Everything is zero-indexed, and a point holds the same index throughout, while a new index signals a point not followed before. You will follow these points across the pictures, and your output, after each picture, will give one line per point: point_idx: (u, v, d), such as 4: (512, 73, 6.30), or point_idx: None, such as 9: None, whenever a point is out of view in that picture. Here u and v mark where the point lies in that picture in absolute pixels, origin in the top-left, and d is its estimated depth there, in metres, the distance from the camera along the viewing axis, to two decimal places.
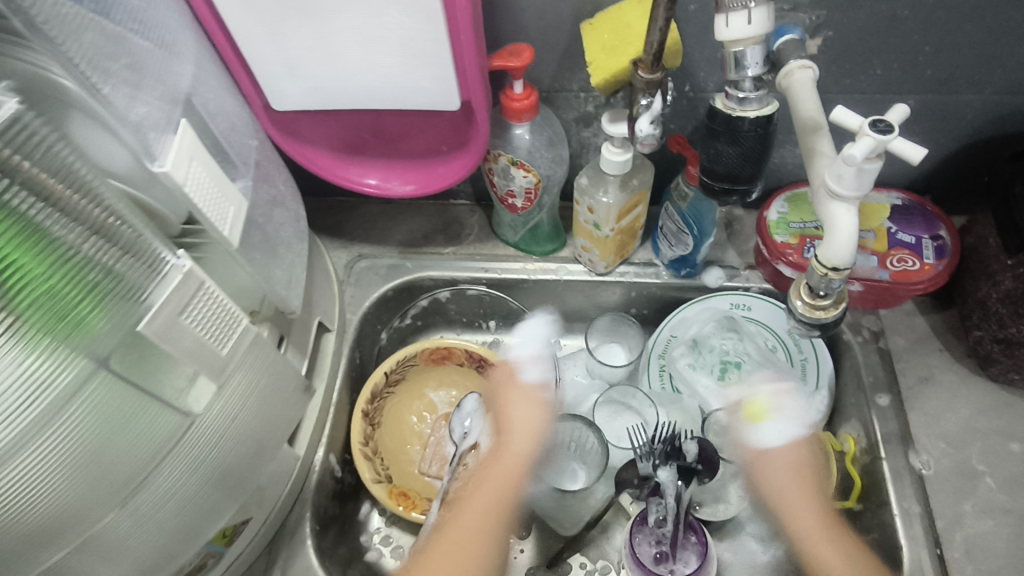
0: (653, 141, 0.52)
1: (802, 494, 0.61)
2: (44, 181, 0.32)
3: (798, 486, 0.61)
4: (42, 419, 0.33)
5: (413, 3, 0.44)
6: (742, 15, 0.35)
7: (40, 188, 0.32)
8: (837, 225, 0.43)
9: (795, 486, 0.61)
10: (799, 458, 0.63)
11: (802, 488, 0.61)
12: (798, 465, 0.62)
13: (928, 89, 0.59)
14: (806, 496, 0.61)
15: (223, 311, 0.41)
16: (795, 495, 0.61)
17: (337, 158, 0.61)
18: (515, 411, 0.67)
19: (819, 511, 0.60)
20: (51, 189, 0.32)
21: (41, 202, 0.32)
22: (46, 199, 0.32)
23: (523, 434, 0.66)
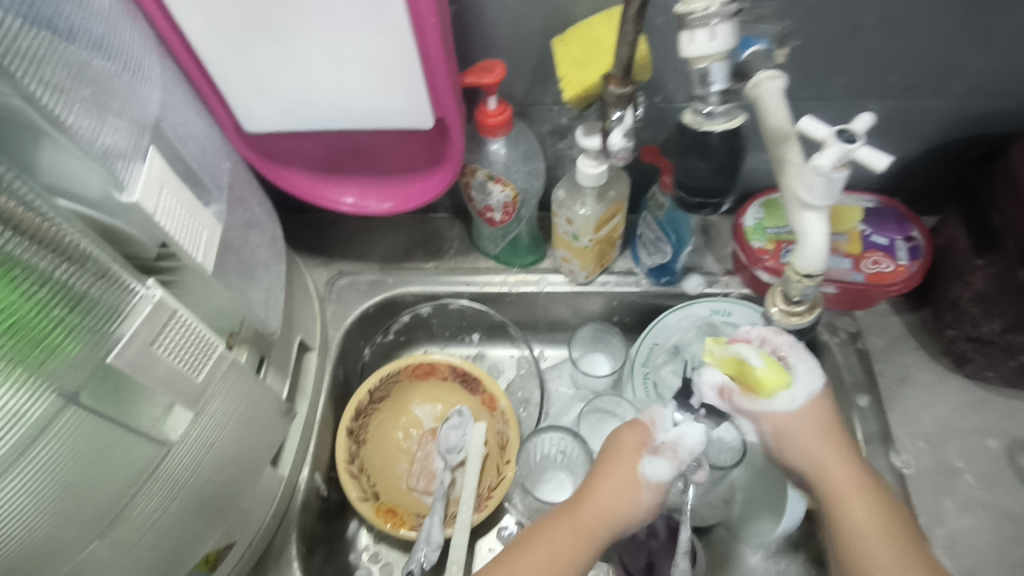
0: (627, 153, 0.53)
1: (833, 459, 0.47)
2: (14, 211, 0.32)
3: (823, 446, 0.47)
4: (8, 457, 0.32)
5: (382, 23, 0.44)
6: (705, 32, 0.36)
7: (6, 216, 0.31)
8: (809, 235, 0.44)
9: (821, 445, 0.47)
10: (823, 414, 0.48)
11: (831, 450, 0.47)
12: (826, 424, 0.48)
13: (894, 95, 0.60)
14: (834, 458, 0.47)
15: (197, 338, 0.40)
16: (824, 458, 0.47)
17: (315, 178, 0.61)
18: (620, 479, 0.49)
19: (852, 478, 0.46)
20: (18, 217, 0.32)
21: (11, 232, 0.32)
22: (15, 228, 0.32)
23: (623, 505, 0.49)
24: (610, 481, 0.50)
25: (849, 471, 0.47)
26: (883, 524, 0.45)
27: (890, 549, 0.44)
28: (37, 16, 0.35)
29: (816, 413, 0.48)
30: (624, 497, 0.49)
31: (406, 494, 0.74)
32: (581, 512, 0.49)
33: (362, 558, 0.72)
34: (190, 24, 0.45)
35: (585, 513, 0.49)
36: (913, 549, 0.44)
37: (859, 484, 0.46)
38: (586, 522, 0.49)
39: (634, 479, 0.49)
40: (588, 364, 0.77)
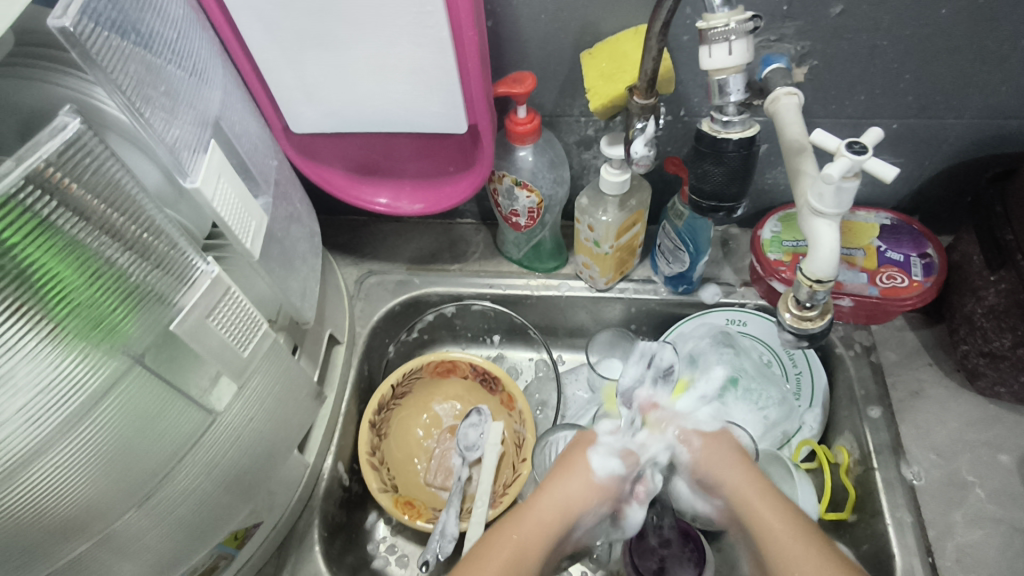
0: (648, 162, 0.55)
1: (746, 478, 0.52)
2: (87, 202, 0.33)
3: (739, 469, 0.53)
4: (66, 426, 0.35)
5: (423, 35, 0.48)
6: (724, 47, 0.38)
7: (82, 208, 0.33)
8: (821, 242, 0.46)
9: (743, 475, 0.53)
10: (738, 448, 0.56)
11: (747, 471, 0.53)
12: (736, 454, 0.55)
13: (911, 114, 0.62)
14: (752, 480, 0.52)
15: (246, 316, 0.44)
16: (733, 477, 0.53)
17: (351, 178, 0.64)
18: (578, 474, 0.54)
19: (769, 495, 0.50)
20: (90, 210, 0.34)
21: (82, 221, 0.33)
22: (87, 218, 0.34)
23: (580, 499, 0.52)
24: (568, 474, 0.54)
25: (768, 490, 0.51)
26: (796, 528, 0.47)
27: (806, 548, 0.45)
28: (127, 21, 0.38)
29: (727, 451, 0.55)
30: (579, 490, 0.53)
31: (423, 488, 0.76)
32: (541, 499, 0.52)
33: (379, 548, 0.74)
34: (251, 32, 0.49)
35: (546, 501, 0.51)
36: (826, 544, 0.46)
37: (773, 497, 0.50)
38: (545, 512, 0.51)
39: (587, 472, 0.54)
40: (606, 368, 0.78)
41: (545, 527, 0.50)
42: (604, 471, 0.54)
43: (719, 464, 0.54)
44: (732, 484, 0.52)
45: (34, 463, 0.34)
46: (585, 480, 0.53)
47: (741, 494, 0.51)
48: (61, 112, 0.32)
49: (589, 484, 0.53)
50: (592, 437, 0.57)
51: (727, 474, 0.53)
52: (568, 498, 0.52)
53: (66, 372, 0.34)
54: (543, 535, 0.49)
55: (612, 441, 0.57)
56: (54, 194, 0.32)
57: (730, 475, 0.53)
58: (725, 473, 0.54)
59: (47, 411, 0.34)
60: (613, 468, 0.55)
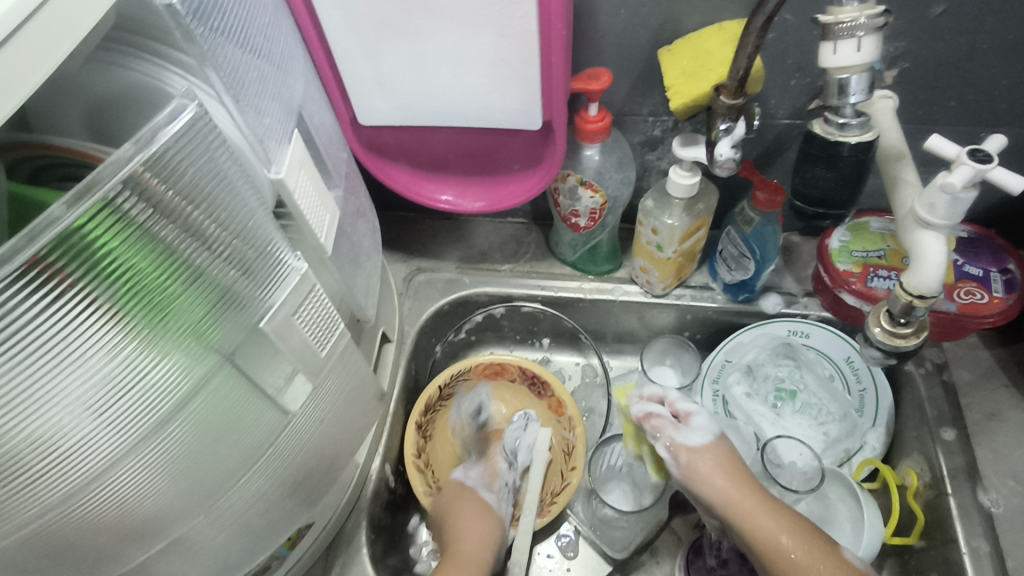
0: (733, 165, 0.52)
1: (742, 494, 0.58)
2: (180, 206, 0.32)
3: (729, 482, 0.59)
4: (147, 433, 0.34)
5: (510, 26, 0.46)
6: (851, 43, 0.35)
7: (178, 207, 0.32)
8: (928, 253, 0.43)
9: (734, 485, 0.59)
10: (724, 456, 0.61)
11: (741, 487, 0.59)
12: (724, 463, 0.60)
13: (1002, 123, 0.59)
14: (748, 495, 0.58)
15: (326, 314, 0.42)
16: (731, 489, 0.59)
17: (414, 174, 0.62)
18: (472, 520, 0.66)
19: (765, 507, 0.57)
20: (186, 207, 0.32)
21: (177, 219, 0.32)
22: (182, 216, 0.32)
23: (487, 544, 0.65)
24: (477, 517, 0.67)
25: (765, 503, 0.57)
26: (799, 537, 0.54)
27: (816, 554, 0.54)
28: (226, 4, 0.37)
29: (719, 458, 0.61)
30: (479, 525, 0.66)
31: None
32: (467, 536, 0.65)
33: (422, 552, 0.72)
34: (329, 20, 0.47)
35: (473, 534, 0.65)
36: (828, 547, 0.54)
37: (772, 508, 0.57)
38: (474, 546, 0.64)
39: (477, 500, 0.69)
40: (658, 375, 0.76)
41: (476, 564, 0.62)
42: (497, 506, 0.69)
43: (710, 472, 0.60)
44: (731, 502, 0.58)
45: (112, 469, 0.33)
46: (479, 507, 0.68)
47: (744, 511, 0.57)
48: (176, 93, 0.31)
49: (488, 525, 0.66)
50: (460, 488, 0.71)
51: (723, 484, 0.59)
52: (472, 541, 0.64)
53: (152, 377, 0.33)
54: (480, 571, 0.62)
55: (471, 476, 0.71)
56: (150, 199, 0.30)
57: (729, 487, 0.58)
58: (722, 484, 0.59)
59: (129, 418, 0.32)
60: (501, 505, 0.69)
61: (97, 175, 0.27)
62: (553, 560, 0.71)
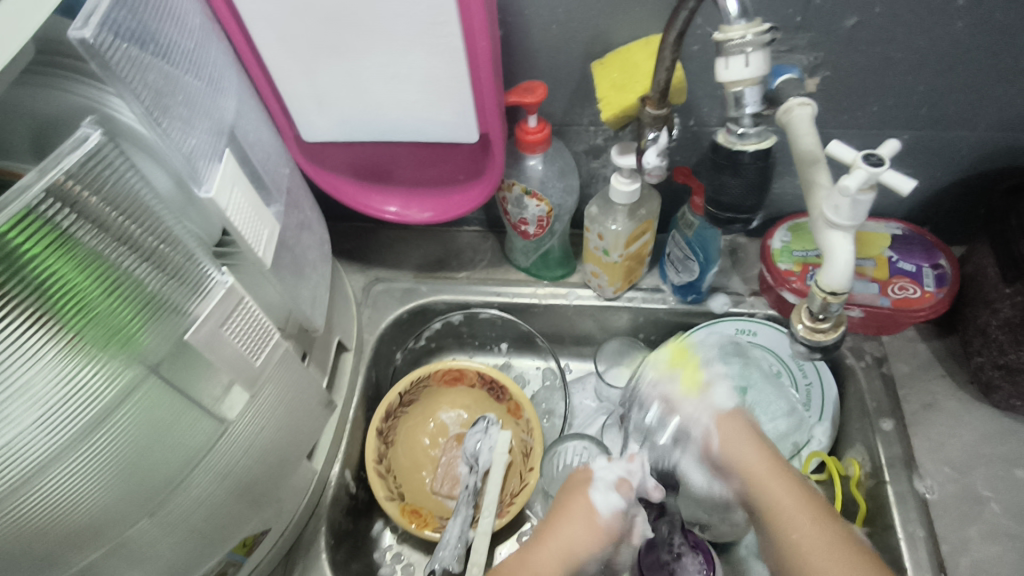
0: (661, 172, 0.55)
1: (757, 454, 0.54)
2: (105, 214, 0.34)
3: (749, 447, 0.55)
4: (84, 433, 0.35)
5: (437, 44, 0.48)
6: (740, 59, 0.39)
7: (100, 217, 0.34)
8: (836, 253, 0.46)
9: (762, 463, 0.53)
10: (748, 427, 0.56)
11: (757, 448, 0.54)
12: (746, 431, 0.56)
13: (922, 126, 0.62)
14: (764, 459, 0.54)
15: (258, 326, 0.44)
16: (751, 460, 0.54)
17: (360, 185, 0.64)
18: (569, 525, 0.54)
19: (783, 474, 0.52)
20: (110, 218, 0.34)
21: (99, 229, 0.34)
22: (105, 226, 0.34)
23: (570, 556, 0.52)
24: (569, 517, 0.54)
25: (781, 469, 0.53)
26: (814, 522, 0.48)
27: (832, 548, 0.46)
28: (150, 33, 0.39)
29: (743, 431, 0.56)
30: (582, 534, 0.53)
31: (430, 497, 0.75)
32: (553, 541, 0.53)
33: (386, 557, 0.73)
34: (264, 42, 0.49)
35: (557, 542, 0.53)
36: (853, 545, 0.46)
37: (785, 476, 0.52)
38: (570, 537, 0.53)
39: (591, 513, 0.55)
40: (612, 376, 0.78)
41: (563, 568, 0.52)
42: (605, 510, 0.55)
43: (733, 446, 0.56)
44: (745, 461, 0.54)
45: (50, 468, 0.34)
46: (590, 522, 0.54)
47: (756, 474, 0.53)
48: (83, 123, 0.34)
49: (583, 532, 0.53)
50: (588, 475, 0.58)
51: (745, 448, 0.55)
52: (569, 546, 0.53)
53: (81, 381, 0.34)
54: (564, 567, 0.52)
55: (605, 472, 0.58)
56: (74, 207, 0.32)
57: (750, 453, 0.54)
58: (746, 449, 0.55)
59: (61, 421, 0.34)
60: (608, 510, 0.55)
61: (21, 187, 0.30)
62: None
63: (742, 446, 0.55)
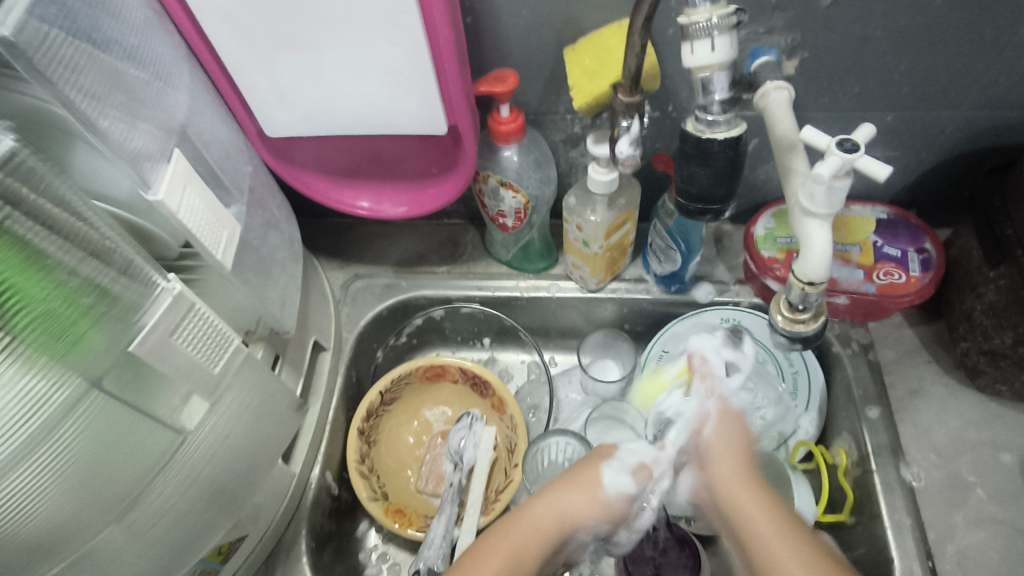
0: (634, 162, 0.54)
1: (735, 467, 0.54)
2: (44, 208, 0.33)
3: (730, 460, 0.55)
4: (35, 442, 0.34)
5: (397, 34, 0.46)
6: (707, 42, 0.38)
7: (39, 213, 0.33)
8: (812, 242, 0.44)
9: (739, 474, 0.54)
10: (737, 433, 0.57)
11: (736, 461, 0.55)
12: (734, 442, 0.56)
13: (906, 106, 0.60)
14: (743, 475, 0.54)
15: (214, 332, 0.43)
16: (729, 467, 0.55)
17: (332, 181, 0.63)
18: (567, 492, 0.54)
19: (754, 486, 0.53)
20: (49, 214, 0.34)
21: (39, 226, 0.33)
22: (45, 223, 0.33)
23: (563, 521, 0.53)
24: (573, 485, 0.55)
25: (756, 485, 0.53)
26: (783, 525, 0.49)
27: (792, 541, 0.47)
28: (78, 29, 0.37)
29: (730, 436, 0.57)
30: (583, 502, 0.54)
31: (414, 495, 0.74)
32: (540, 509, 0.53)
33: (371, 557, 0.72)
34: (218, 35, 0.47)
35: (545, 509, 0.53)
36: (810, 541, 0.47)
37: (758, 491, 0.52)
38: (559, 504, 0.53)
39: (597, 488, 0.54)
40: (597, 369, 0.77)
41: (542, 537, 0.51)
42: (614, 489, 0.54)
43: (716, 449, 0.56)
44: (720, 475, 0.55)
45: (2, 481, 0.33)
46: (594, 496, 0.54)
47: (728, 484, 0.53)
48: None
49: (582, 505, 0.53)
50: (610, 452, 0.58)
51: (723, 452, 0.56)
52: (563, 509, 0.53)
53: (28, 387, 0.33)
54: (544, 539, 0.51)
55: (629, 455, 0.57)
56: (10, 202, 0.32)
57: (726, 462, 0.55)
58: (724, 461, 0.55)
59: (13, 429, 0.33)
60: (617, 492, 0.54)
61: None
62: None
63: (724, 465, 0.55)
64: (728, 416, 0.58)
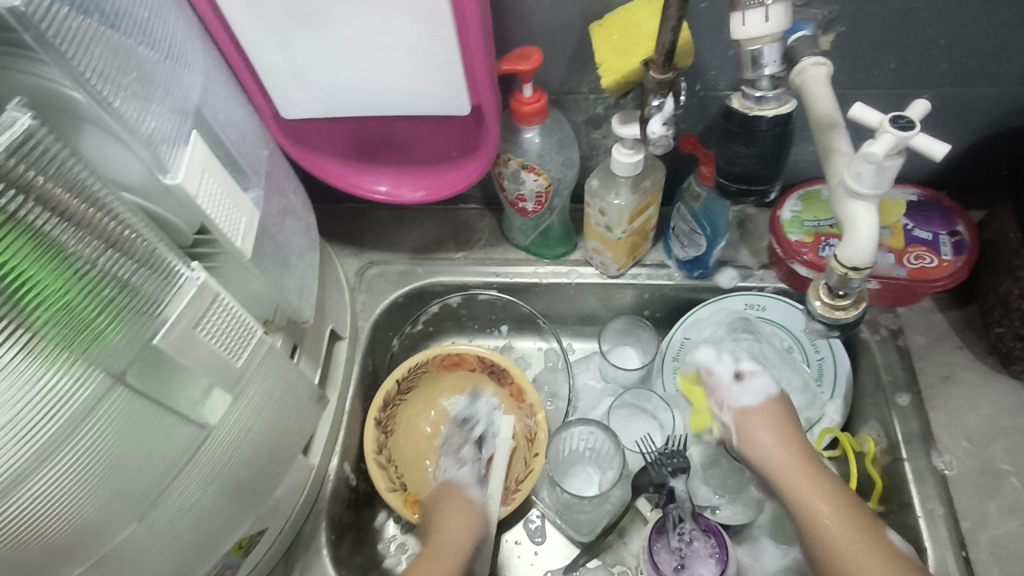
0: (667, 142, 0.51)
1: (788, 455, 0.55)
2: (58, 195, 0.31)
3: (778, 444, 0.56)
4: (56, 440, 0.33)
5: (421, 8, 0.44)
6: (759, 13, 0.38)
7: (52, 199, 0.31)
8: (857, 225, 0.42)
9: (790, 459, 0.55)
10: (775, 416, 0.58)
11: (788, 448, 0.55)
12: (777, 425, 0.57)
13: (944, 83, 0.58)
14: (800, 459, 0.54)
15: (237, 323, 0.41)
16: (778, 451, 0.55)
17: (348, 165, 0.61)
18: (444, 523, 0.63)
19: (814, 475, 0.53)
20: (63, 202, 0.32)
21: (54, 215, 0.31)
22: (59, 211, 0.32)
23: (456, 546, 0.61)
24: (451, 514, 0.64)
25: (815, 470, 0.54)
26: (846, 515, 0.50)
27: (855, 532, 0.49)
28: (88, 3, 0.35)
29: (767, 421, 0.57)
30: (464, 524, 0.63)
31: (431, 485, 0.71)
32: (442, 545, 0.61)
33: (390, 547, 0.72)
34: (232, 10, 0.45)
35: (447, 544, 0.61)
36: (878, 537, 0.49)
37: (824, 481, 0.53)
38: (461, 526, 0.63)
39: (472, 501, 0.66)
40: (617, 357, 0.76)
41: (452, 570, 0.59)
42: (479, 500, 0.66)
43: (762, 441, 0.56)
44: (775, 462, 0.55)
45: (25, 483, 0.32)
46: (471, 502, 0.66)
47: (786, 471, 0.54)
48: (9, 107, 0.31)
49: (467, 526, 0.63)
50: (453, 486, 0.68)
51: (768, 438, 0.56)
52: (455, 538, 0.62)
53: (48, 385, 0.32)
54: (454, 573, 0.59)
55: (466, 475, 0.69)
56: (22, 189, 0.30)
57: (777, 451, 0.55)
58: (772, 449, 0.56)
59: (33, 428, 0.31)
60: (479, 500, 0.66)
61: None
62: (522, 546, 0.70)
63: (767, 445, 0.56)
64: (768, 404, 0.59)
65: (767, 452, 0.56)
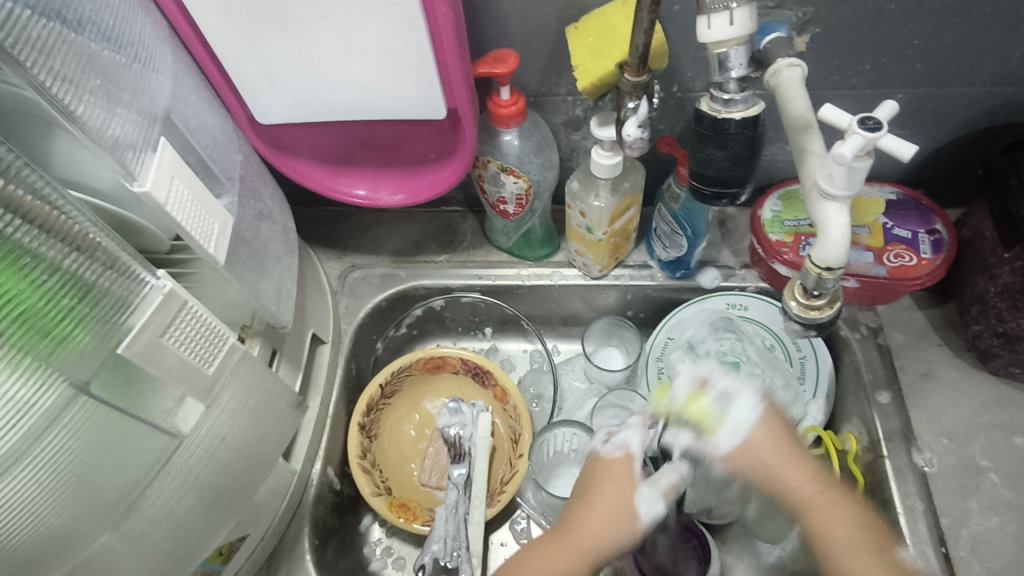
0: (642, 144, 0.52)
1: (797, 472, 0.49)
2: (22, 199, 0.32)
3: (784, 463, 0.49)
4: (18, 449, 0.32)
5: (393, 12, 0.44)
6: (725, 16, 0.38)
7: (13, 203, 0.31)
8: (830, 225, 0.42)
9: (781, 458, 0.49)
10: (775, 430, 0.50)
11: (793, 463, 0.49)
12: (774, 434, 0.50)
13: (919, 83, 0.58)
14: (810, 477, 0.48)
15: (207, 330, 0.41)
16: (780, 462, 0.49)
17: (325, 169, 0.61)
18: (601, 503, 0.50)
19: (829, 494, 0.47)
20: (27, 205, 0.32)
21: (16, 218, 0.32)
22: (23, 215, 0.32)
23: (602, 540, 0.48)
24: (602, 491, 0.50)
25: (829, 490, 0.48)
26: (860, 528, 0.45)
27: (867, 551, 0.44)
28: (50, 8, 0.35)
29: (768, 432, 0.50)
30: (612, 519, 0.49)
31: (418, 488, 0.72)
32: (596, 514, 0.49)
33: (375, 551, 0.71)
34: (202, 15, 0.45)
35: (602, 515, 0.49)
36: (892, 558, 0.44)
37: (832, 496, 0.47)
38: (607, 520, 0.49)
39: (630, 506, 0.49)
40: (602, 358, 0.76)
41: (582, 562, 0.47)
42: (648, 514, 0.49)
43: (756, 446, 0.50)
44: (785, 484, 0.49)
45: None
46: (622, 497, 0.50)
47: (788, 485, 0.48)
48: None
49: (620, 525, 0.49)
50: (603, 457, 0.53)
51: (766, 452, 0.49)
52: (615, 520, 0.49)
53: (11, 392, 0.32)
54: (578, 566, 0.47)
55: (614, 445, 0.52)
56: None
57: (773, 457, 0.49)
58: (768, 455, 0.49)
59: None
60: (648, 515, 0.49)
61: None
62: (508, 548, 0.70)
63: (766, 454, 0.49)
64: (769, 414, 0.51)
65: (757, 446, 0.50)
